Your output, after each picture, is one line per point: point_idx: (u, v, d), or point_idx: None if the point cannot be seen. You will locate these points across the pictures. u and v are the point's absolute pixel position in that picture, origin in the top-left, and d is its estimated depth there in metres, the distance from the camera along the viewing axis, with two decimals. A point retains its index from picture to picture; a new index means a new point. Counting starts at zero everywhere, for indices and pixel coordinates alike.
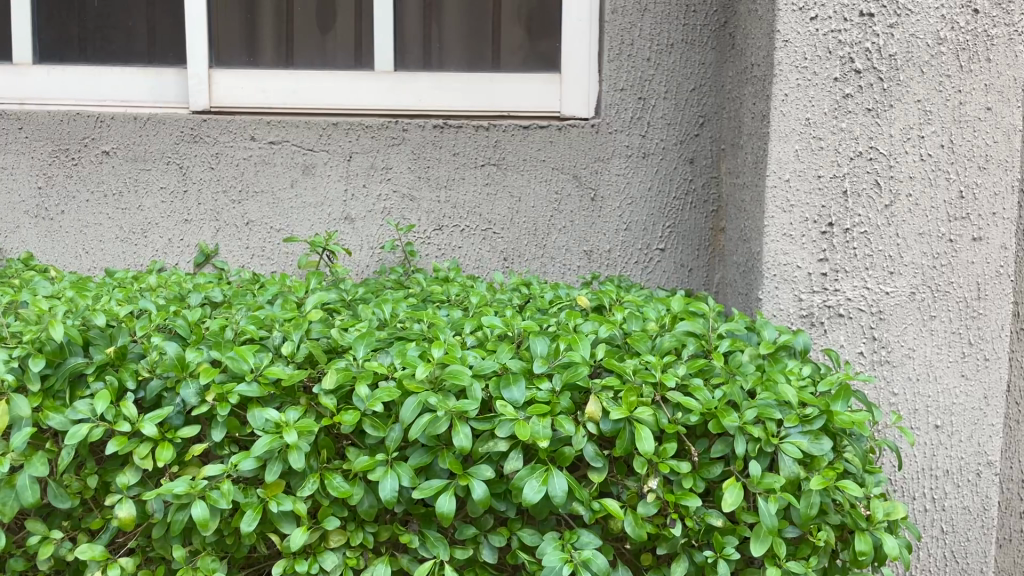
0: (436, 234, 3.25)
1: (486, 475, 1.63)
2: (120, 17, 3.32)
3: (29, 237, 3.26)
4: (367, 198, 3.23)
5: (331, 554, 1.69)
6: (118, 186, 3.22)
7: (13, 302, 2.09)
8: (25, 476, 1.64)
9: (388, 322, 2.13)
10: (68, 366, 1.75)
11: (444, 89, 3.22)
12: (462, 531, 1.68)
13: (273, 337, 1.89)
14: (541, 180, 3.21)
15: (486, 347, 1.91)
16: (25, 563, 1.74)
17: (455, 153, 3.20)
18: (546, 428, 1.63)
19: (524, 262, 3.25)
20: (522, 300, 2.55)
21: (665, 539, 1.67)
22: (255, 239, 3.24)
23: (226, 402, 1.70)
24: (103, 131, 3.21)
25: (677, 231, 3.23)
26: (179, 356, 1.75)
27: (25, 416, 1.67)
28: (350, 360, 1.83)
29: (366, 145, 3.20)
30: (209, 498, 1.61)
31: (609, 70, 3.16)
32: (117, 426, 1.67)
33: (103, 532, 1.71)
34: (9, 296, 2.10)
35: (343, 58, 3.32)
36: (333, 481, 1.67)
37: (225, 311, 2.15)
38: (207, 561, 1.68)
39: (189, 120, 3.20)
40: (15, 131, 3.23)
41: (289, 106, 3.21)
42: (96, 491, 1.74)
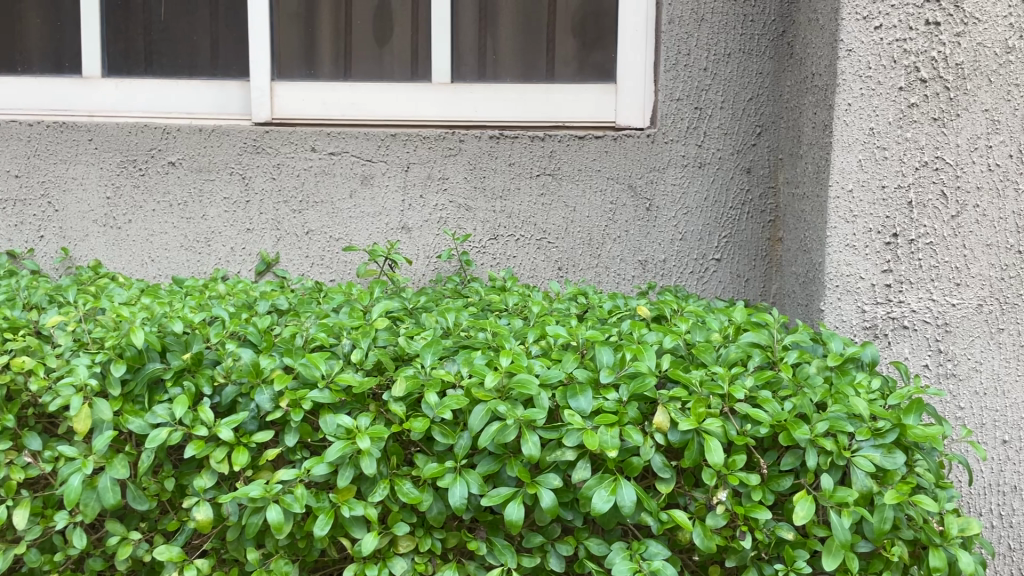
0: (491, 244, 3.28)
1: (555, 484, 1.64)
2: (185, 32, 3.45)
3: (98, 246, 3.34)
4: (423, 208, 3.27)
5: (400, 560, 1.70)
6: (183, 196, 3.29)
7: (94, 308, 2.17)
8: (106, 478, 1.69)
9: (452, 331, 2.16)
10: (147, 371, 1.81)
11: (500, 100, 3.25)
12: (530, 539, 1.70)
13: (343, 344, 1.93)
14: (596, 189, 3.21)
15: (551, 356, 1.92)
16: (103, 563, 1.79)
17: (511, 164, 3.23)
18: (615, 438, 1.63)
19: (579, 271, 3.26)
20: (580, 309, 2.57)
21: (734, 551, 1.66)
22: (315, 248, 3.30)
23: (299, 408, 1.74)
24: (169, 142, 3.28)
25: (734, 241, 3.21)
26: (254, 362, 1.80)
27: (106, 419, 1.72)
28: (417, 367, 1.85)
29: (423, 156, 3.24)
30: (284, 502, 1.65)
31: (666, 80, 3.16)
32: (194, 430, 1.71)
33: (179, 534, 1.76)
34: (91, 303, 2.18)
35: (400, 70, 3.38)
36: (403, 487, 1.69)
37: (293, 319, 2.19)
38: (281, 563, 1.71)
39: (252, 131, 3.27)
40: (85, 142, 3.30)
41: (349, 117, 3.28)
42: (172, 493, 1.78)
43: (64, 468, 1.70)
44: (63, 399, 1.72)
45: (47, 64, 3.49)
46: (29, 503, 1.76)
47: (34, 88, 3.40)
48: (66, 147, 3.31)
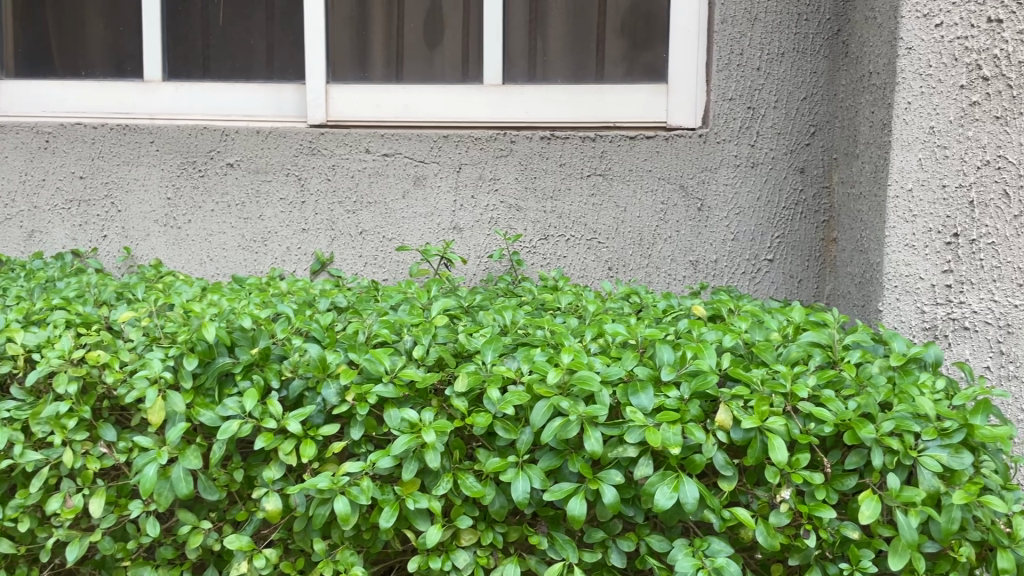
0: (542, 244, 3.29)
1: (616, 480, 1.65)
2: (242, 36, 3.54)
3: (159, 245, 3.43)
4: (475, 208, 3.30)
5: (463, 553, 1.73)
6: (241, 197, 3.36)
7: (165, 304, 2.23)
8: (180, 468, 1.74)
9: (509, 328, 2.18)
10: (217, 365, 1.86)
11: (551, 101, 3.28)
12: (591, 534, 1.71)
13: (405, 341, 1.97)
14: (647, 190, 3.22)
15: (610, 354, 1.92)
16: (174, 552, 1.84)
17: (562, 164, 3.24)
18: (677, 435, 1.64)
19: (629, 271, 3.26)
20: (634, 309, 2.58)
21: (798, 550, 1.67)
22: (368, 248, 3.35)
23: (365, 402, 1.78)
24: (228, 144, 3.35)
25: (786, 242, 3.20)
26: (321, 357, 1.84)
27: (179, 411, 1.78)
28: (479, 363, 1.88)
29: (475, 157, 3.27)
30: (350, 493, 1.69)
31: (719, 80, 3.15)
32: (264, 423, 1.76)
33: (248, 524, 1.81)
34: (161, 299, 2.24)
35: (451, 72, 3.44)
36: (466, 481, 1.72)
37: (354, 316, 2.24)
38: (347, 554, 1.76)
39: (308, 133, 3.33)
40: (147, 144, 3.39)
41: (401, 119, 3.35)
42: (241, 485, 1.83)
43: (140, 458, 1.76)
44: (139, 391, 1.79)
45: (109, 69, 3.59)
46: (104, 492, 1.82)
47: (98, 91, 3.49)
48: (129, 149, 3.40)
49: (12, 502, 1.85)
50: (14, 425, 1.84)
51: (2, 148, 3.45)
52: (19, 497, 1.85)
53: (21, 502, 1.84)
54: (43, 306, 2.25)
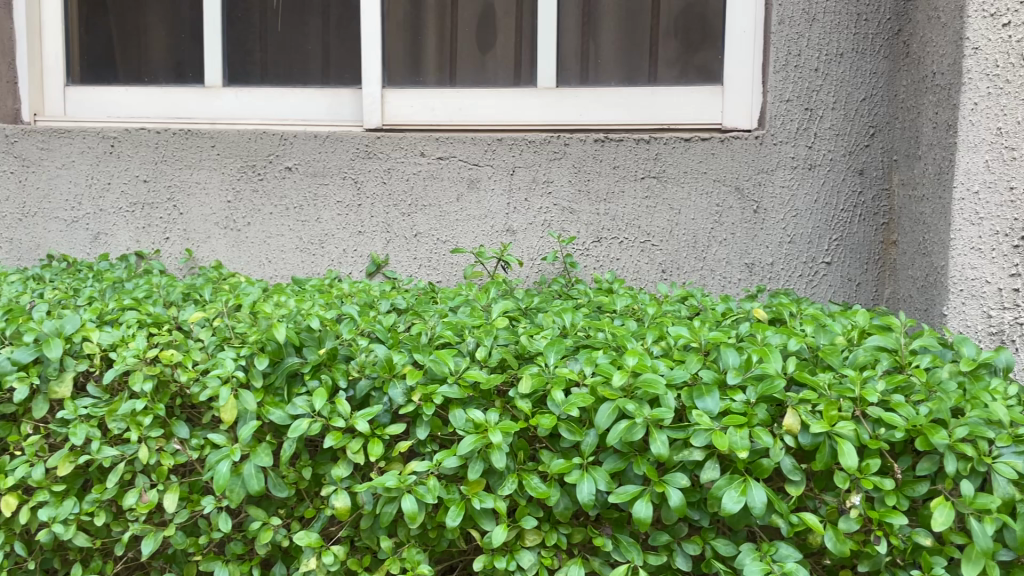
0: (595, 246, 3.29)
1: (682, 483, 1.65)
2: (299, 42, 3.65)
3: (219, 247, 3.50)
4: (528, 211, 3.31)
5: (527, 553, 1.75)
6: (299, 200, 3.42)
7: (238, 305, 2.29)
8: (251, 466, 1.79)
9: (568, 330, 2.18)
10: (286, 365, 1.90)
11: (604, 104, 3.33)
12: (656, 537, 1.72)
13: (467, 342, 2.00)
14: (702, 192, 3.20)
15: (673, 356, 1.92)
16: (243, 547, 1.89)
17: (616, 167, 3.24)
18: (744, 439, 1.63)
19: (684, 274, 3.25)
20: (691, 312, 2.56)
21: (867, 556, 1.66)
22: (422, 250, 3.39)
23: (431, 402, 1.81)
24: (286, 148, 3.41)
25: (845, 245, 3.16)
26: (388, 358, 1.88)
27: (250, 409, 1.83)
28: (542, 365, 1.89)
29: (528, 160, 3.29)
30: (417, 492, 1.72)
31: (775, 81, 3.12)
32: (333, 422, 1.79)
33: (316, 521, 1.85)
34: (233, 300, 2.30)
35: (504, 75, 3.48)
36: (531, 481, 1.74)
37: (416, 317, 2.27)
38: (414, 552, 1.79)
39: (364, 137, 3.38)
40: (208, 149, 3.45)
41: (455, 122, 3.42)
42: (309, 483, 1.87)
43: (213, 455, 1.81)
44: (213, 390, 1.84)
45: (171, 75, 3.69)
46: (178, 488, 1.87)
47: (161, 98, 3.62)
48: (190, 153, 3.46)
49: (89, 497, 1.91)
50: (92, 422, 1.91)
51: (68, 152, 3.52)
52: (96, 492, 1.91)
53: (98, 497, 1.91)
54: (115, 306, 2.31)
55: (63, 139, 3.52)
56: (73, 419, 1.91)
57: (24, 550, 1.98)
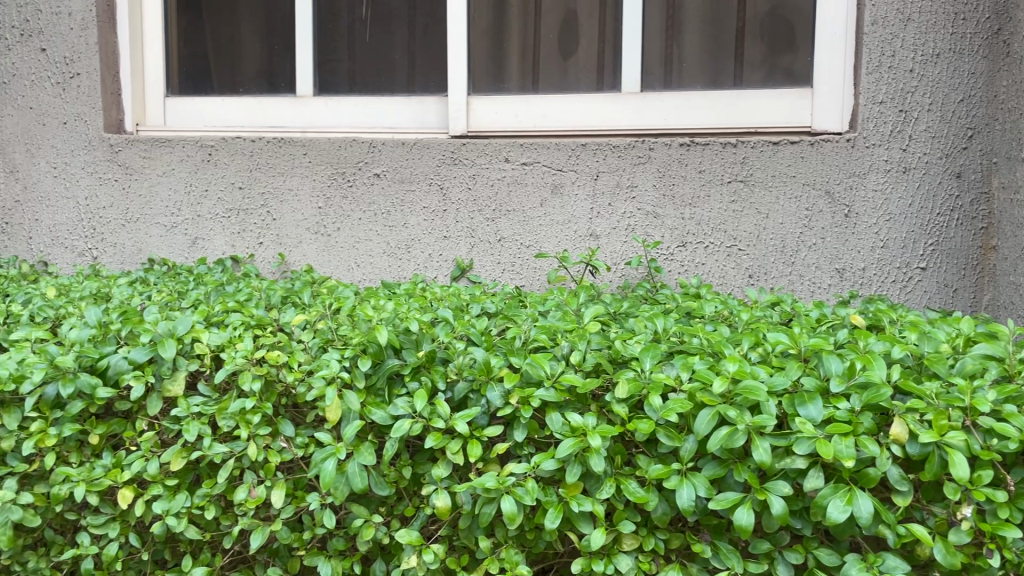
0: (680, 251, 3.28)
1: (784, 491, 1.64)
2: (386, 51, 3.75)
3: (310, 252, 3.60)
4: (612, 215, 3.32)
5: (625, 557, 1.75)
6: (387, 205, 3.50)
7: (340, 308, 2.38)
8: (355, 464, 1.84)
9: (660, 335, 2.18)
10: (387, 366, 1.96)
11: (689, 108, 3.32)
12: (756, 545, 1.71)
13: (562, 346, 2.02)
14: (791, 196, 3.16)
15: (772, 363, 1.90)
16: (345, 543, 1.95)
17: (702, 171, 3.22)
18: (850, 448, 1.61)
19: (771, 279, 3.21)
20: (784, 318, 2.53)
21: (978, 569, 1.62)
22: (506, 255, 3.42)
23: (528, 405, 1.84)
24: (375, 155, 3.49)
25: (941, 249, 3.07)
26: (486, 361, 1.93)
27: (354, 409, 1.89)
28: (638, 371, 1.89)
29: (612, 164, 3.29)
30: (516, 493, 1.74)
31: (868, 83, 3.06)
32: (433, 423, 1.84)
33: (416, 519, 1.90)
34: (335, 304, 2.39)
35: (586, 81, 3.51)
36: (629, 486, 1.74)
37: (509, 321, 2.31)
38: (512, 553, 1.81)
39: (450, 144, 3.44)
40: (300, 156, 3.56)
41: (539, 128, 3.46)
42: (408, 482, 1.93)
43: (318, 453, 1.87)
44: (319, 390, 1.91)
45: (263, 84, 3.83)
46: (284, 484, 1.94)
47: (256, 108, 3.77)
48: (283, 161, 3.57)
49: (200, 491, 1.99)
50: (203, 419, 1.99)
51: (169, 160, 3.67)
52: (206, 487, 2.00)
53: (208, 491, 1.99)
54: (221, 309, 2.41)
55: (164, 148, 3.68)
56: (185, 417, 1.99)
57: (138, 541, 2.07)
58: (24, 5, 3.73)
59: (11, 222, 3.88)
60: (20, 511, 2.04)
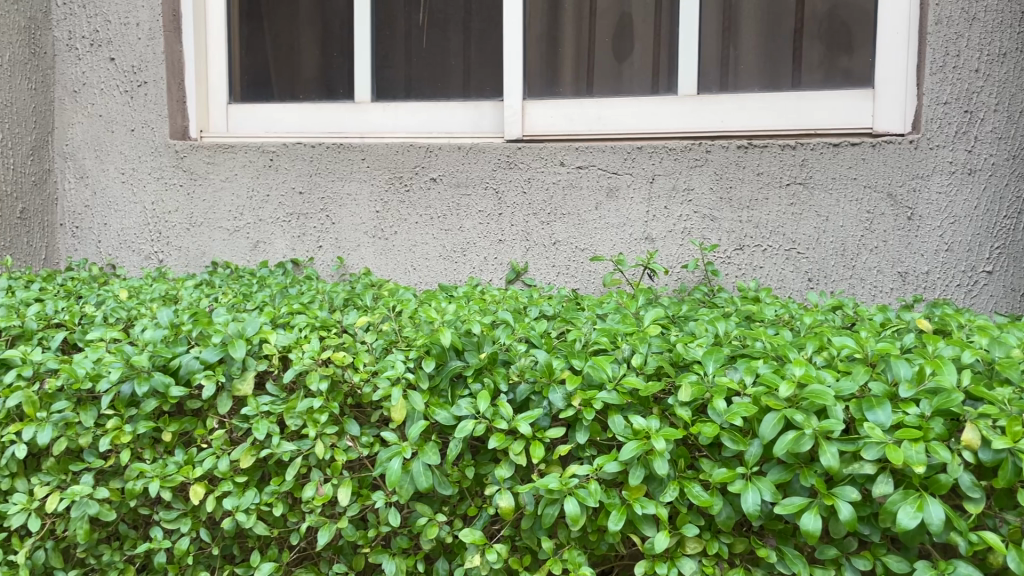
0: (737, 254, 3.25)
1: (852, 497, 1.62)
2: (441, 57, 3.80)
3: (367, 255, 3.66)
4: (668, 218, 3.31)
5: (688, 560, 1.76)
6: (443, 209, 3.54)
7: (402, 310, 2.42)
8: (420, 464, 1.87)
9: (722, 339, 2.17)
10: (450, 368, 1.99)
11: (747, 110, 3.30)
12: (823, 550, 1.71)
13: (623, 349, 2.02)
14: (851, 199, 3.11)
15: (838, 367, 1.88)
16: (408, 541, 1.98)
17: (760, 173, 3.19)
18: (920, 454, 1.59)
19: (831, 283, 3.17)
20: (846, 322, 2.50)
21: None
22: (561, 258, 3.44)
23: (591, 408, 1.85)
24: (431, 160, 3.53)
25: (1008, 252, 3.01)
26: (548, 363, 1.95)
27: (418, 409, 1.92)
28: (700, 374, 1.89)
29: (669, 167, 3.28)
30: (579, 495, 1.75)
31: (931, 84, 3.01)
32: (496, 424, 1.86)
33: (479, 519, 1.93)
34: (398, 308, 2.43)
35: (641, 83, 3.52)
36: (693, 489, 1.74)
37: (570, 323, 2.32)
38: (575, 554, 1.83)
39: (506, 148, 3.46)
40: (358, 161, 3.62)
41: (594, 131, 3.47)
42: (471, 482, 1.96)
43: (383, 452, 1.90)
44: (385, 390, 1.94)
45: (322, 90, 3.92)
46: (350, 483, 1.98)
47: (315, 114, 3.86)
48: (342, 166, 3.64)
49: (268, 488, 2.04)
50: (271, 418, 2.04)
51: (232, 166, 3.77)
52: (274, 484, 2.05)
53: (276, 488, 2.04)
54: (286, 311, 2.46)
55: (227, 154, 3.77)
56: (255, 415, 2.05)
57: (208, 536, 2.13)
58: (94, 16, 3.86)
59: (81, 225, 4.01)
60: (96, 505, 2.11)
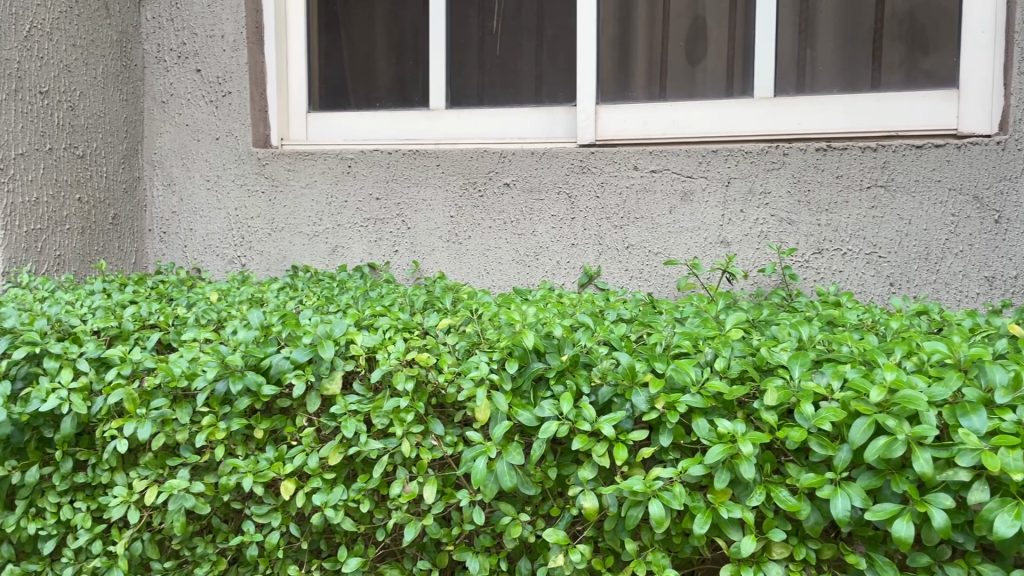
0: (816, 258, 3.21)
1: (947, 504, 1.59)
2: (514, 63, 3.84)
3: (442, 259, 3.72)
4: (744, 222, 3.28)
5: (775, 565, 1.75)
6: (516, 214, 3.58)
7: (482, 313, 2.46)
8: (505, 463, 1.90)
9: (806, 343, 2.14)
10: (532, 370, 2.02)
11: (825, 112, 3.26)
12: (915, 558, 1.68)
13: (705, 353, 2.02)
14: (935, 202, 3.05)
15: (929, 372, 1.85)
16: (492, 540, 2.02)
17: (839, 176, 3.15)
18: (1018, 461, 1.55)
19: (914, 287, 3.10)
20: (933, 327, 2.45)
21: None
22: (635, 262, 3.44)
23: (675, 411, 1.85)
24: (505, 165, 3.58)
25: None
26: (630, 366, 1.95)
27: (502, 410, 1.95)
28: (786, 378, 1.88)
29: (745, 170, 3.26)
30: (664, 497, 1.76)
31: (1020, 84, 2.92)
32: (579, 426, 1.88)
33: (561, 519, 1.95)
34: (478, 311, 2.47)
35: (715, 87, 3.50)
36: (780, 494, 1.73)
37: (650, 326, 2.33)
38: (659, 556, 1.84)
39: (579, 152, 3.48)
40: (433, 167, 3.69)
41: (668, 135, 3.46)
42: (553, 483, 1.98)
43: (468, 452, 1.94)
44: (469, 390, 1.98)
45: (397, 99, 4.01)
46: (435, 481, 2.03)
47: (391, 121, 3.96)
48: (418, 172, 3.71)
49: (355, 485, 2.10)
50: (359, 417, 2.10)
51: (312, 173, 3.87)
52: (361, 481, 2.11)
53: (363, 485, 2.10)
54: (370, 313, 2.52)
55: (307, 162, 3.88)
56: (342, 414, 2.11)
57: (297, 531, 2.21)
58: (182, 29, 4.02)
59: (168, 231, 4.17)
60: (192, 499, 2.20)
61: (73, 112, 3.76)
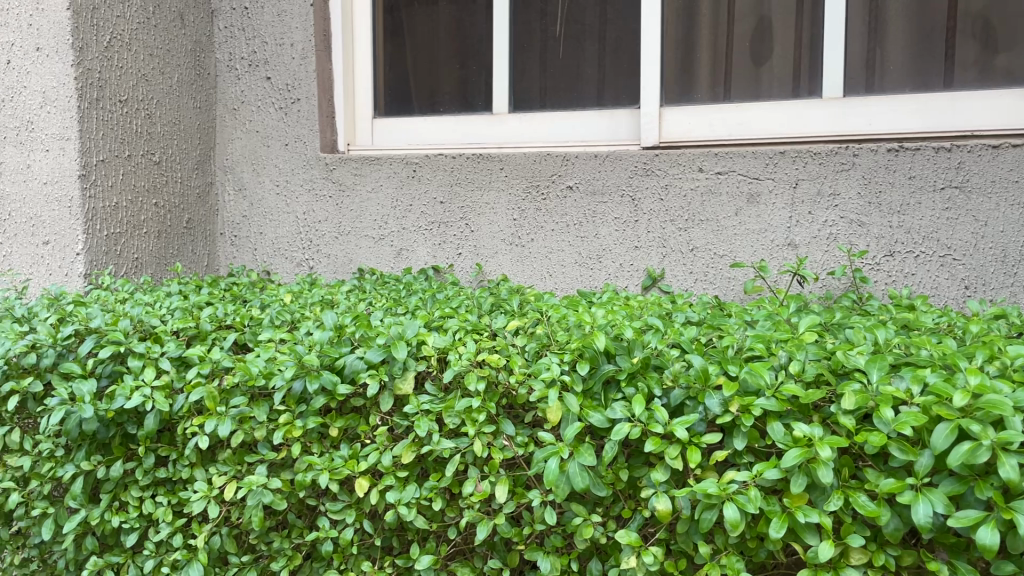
0: (887, 261, 3.15)
1: None
2: (577, 66, 3.85)
3: (505, 262, 3.75)
4: (812, 224, 3.24)
5: (853, 571, 1.73)
6: (579, 217, 3.59)
7: (550, 316, 2.49)
8: (576, 464, 1.90)
9: (882, 345, 2.11)
10: (603, 372, 2.04)
11: (896, 112, 3.20)
12: (1000, 566, 1.65)
13: (779, 356, 2.01)
14: (1013, 203, 2.97)
15: (1013, 377, 1.81)
16: (563, 540, 2.04)
17: (911, 177, 3.09)
18: None
19: (990, 290, 3.03)
20: (1013, 331, 2.38)
21: None
22: (699, 265, 3.42)
23: (749, 414, 1.84)
24: (568, 168, 3.59)
25: None
26: (704, 369, 1.95)
27: (573, 411, 1.96)
28: (864, 382, 1.85)
29: (813, 172, 3.22)
30: (738, 501, 1.74)
31: None
32: (652, 427, 1.88)
33: (633, 520, 1.96)
34: (546, 313, 2.49)
35: (781, 87, 3.46)
36: (859, 499, 1.71)
37: (720, 329, 2.32)
38: (733, 559, 1.83)
39: (643, 155, 3.48)
40: (497, 170, 3.72)
41: (734, 136, 3.44)
42: (625, 484, 1.99)
43: (540, 452, 1.95)
44: (541, 391, 2.00)
45: (460, 103, 4.07)
46: (507, 481, 2.05)
47: (455, 126, 4.01)
48: (482, 175, 3.75)
49: (428, 484, 2.14)
50: (431, 416, 2.13)
51: (378, 177, 3.94)
52: (434, 480, 2.14)
53: (435, 484, 2.14)
54: (439, 315, 2.56)
55: (373, 166, 3.95)
56: (415, 414, 2.14)
57: (371, 528, 2.25)
58: (252, 38, 4.13)
59: (239, 234, 4.29)
60: (269, 495, 2.26)
61: (150, 119, 3.88)
